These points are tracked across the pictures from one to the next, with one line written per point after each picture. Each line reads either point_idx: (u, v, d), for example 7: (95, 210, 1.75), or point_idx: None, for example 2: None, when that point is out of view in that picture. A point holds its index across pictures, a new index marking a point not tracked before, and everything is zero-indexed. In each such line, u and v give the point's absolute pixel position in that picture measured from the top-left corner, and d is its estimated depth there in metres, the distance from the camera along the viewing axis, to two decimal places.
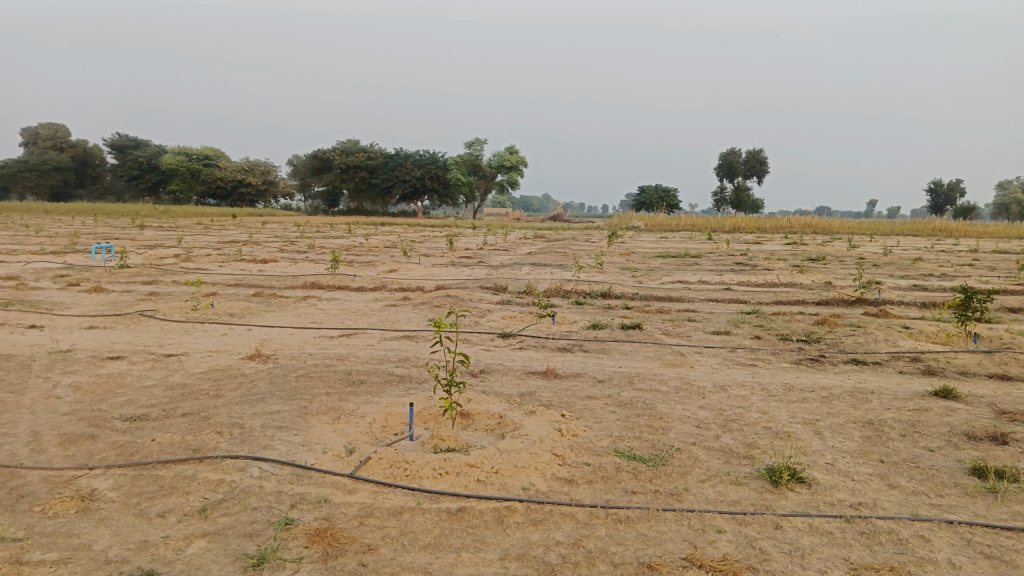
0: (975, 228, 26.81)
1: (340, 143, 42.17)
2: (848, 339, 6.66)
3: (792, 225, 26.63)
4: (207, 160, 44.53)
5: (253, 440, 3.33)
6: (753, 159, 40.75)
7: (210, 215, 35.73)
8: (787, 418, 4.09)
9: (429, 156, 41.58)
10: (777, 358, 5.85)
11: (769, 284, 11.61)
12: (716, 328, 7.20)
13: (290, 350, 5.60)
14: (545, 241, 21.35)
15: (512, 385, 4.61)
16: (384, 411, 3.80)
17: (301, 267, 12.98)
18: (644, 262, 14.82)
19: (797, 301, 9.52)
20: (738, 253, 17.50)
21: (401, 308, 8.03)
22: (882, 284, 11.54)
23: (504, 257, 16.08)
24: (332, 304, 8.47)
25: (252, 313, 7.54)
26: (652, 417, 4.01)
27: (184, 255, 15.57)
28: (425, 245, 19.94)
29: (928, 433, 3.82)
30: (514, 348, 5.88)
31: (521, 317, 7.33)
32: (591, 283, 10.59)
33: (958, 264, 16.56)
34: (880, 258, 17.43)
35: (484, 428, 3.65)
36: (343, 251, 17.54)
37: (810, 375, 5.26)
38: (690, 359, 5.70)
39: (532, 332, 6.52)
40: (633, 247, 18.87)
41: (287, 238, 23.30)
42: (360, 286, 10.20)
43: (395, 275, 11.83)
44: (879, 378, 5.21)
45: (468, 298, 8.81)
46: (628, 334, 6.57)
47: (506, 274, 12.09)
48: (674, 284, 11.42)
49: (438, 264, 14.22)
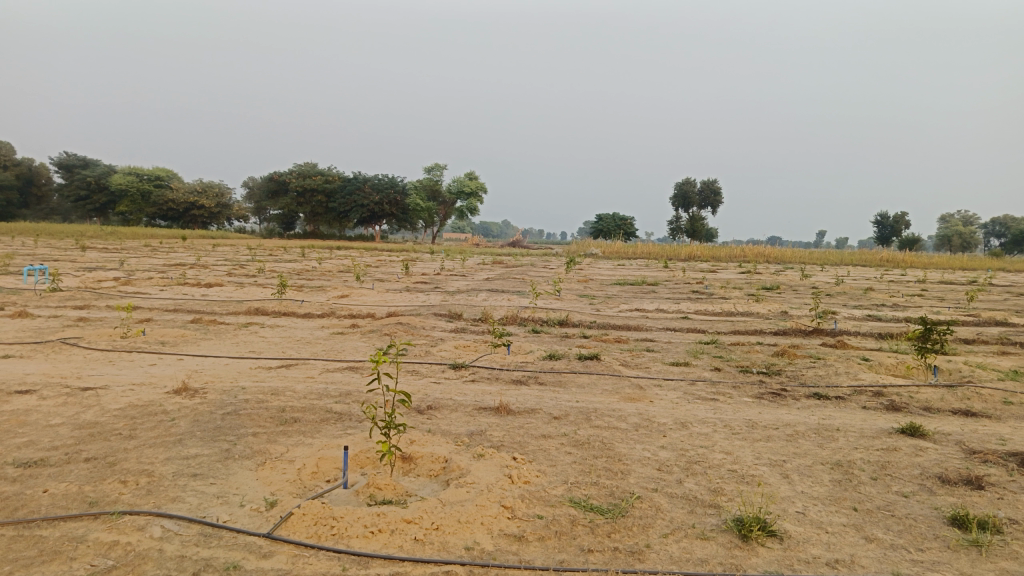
0: (920, 259, 27.48)
1: (296, 165, 41.55)
2: (809, 371, 6.49)
3: (747, 254, 26.89)
4: (159, 181, 43.40)
5: (161, 493, 2.93)
6: (708, 189, 41.41)
7: (159, 237, 34.69)
8: (752, 459, 3.83)
9: (388, 181, 41.21)
10: (738, 392, 5.63)
11: (727, 313, 11.52)
12: (675, 359, 6.97)
13: (221, 383, 5.17)
14: (502, 267, 21.15)
15: (460, 423, 4.27)
16: (316, 456, 3.44)
17: (247, 291, 12.46)
18: (602, 290, 14.67)
19: (755, 331, 9.40)
20: (695, 281, 17.49)
21: (348, 336, 7.63)
22: (837, 314, 11.54)
23: (461, 283, 15.77)
24: (275, 331, 8.03)
25: (188, 342, 7.07)
26: (610, 459, 3.72)
27: (124, 278, 14.87)
28: (380, 270, 19.53)
29: (901, 476, 3.60)
30: (465, 381, 5.55)
31: (474, 347, 7.01)
32: (548, 311, 10.34)
33: (908, 294, 16.81)
34: (833, 288, 17.63)
35: (427, 475, 3.32)
36: (294, 275, 17.02)
37: (773, 410, 5.05)
38: (649, 393, 5.44)
39: (485, 363, 6.20)
40: (591, 274, 18.74)
41: (238, 261, 22.60)
42: (308, 312, 9.76)
43: (346, 301, 11.41)
44: (843, 414, 5.02)
45: (420, 326, 8.46)
46: (585, 366, 6.30)
47: (461, 301, 11.76)
48: (632, 313, 11.24)
49: (392, 290, 13.83)
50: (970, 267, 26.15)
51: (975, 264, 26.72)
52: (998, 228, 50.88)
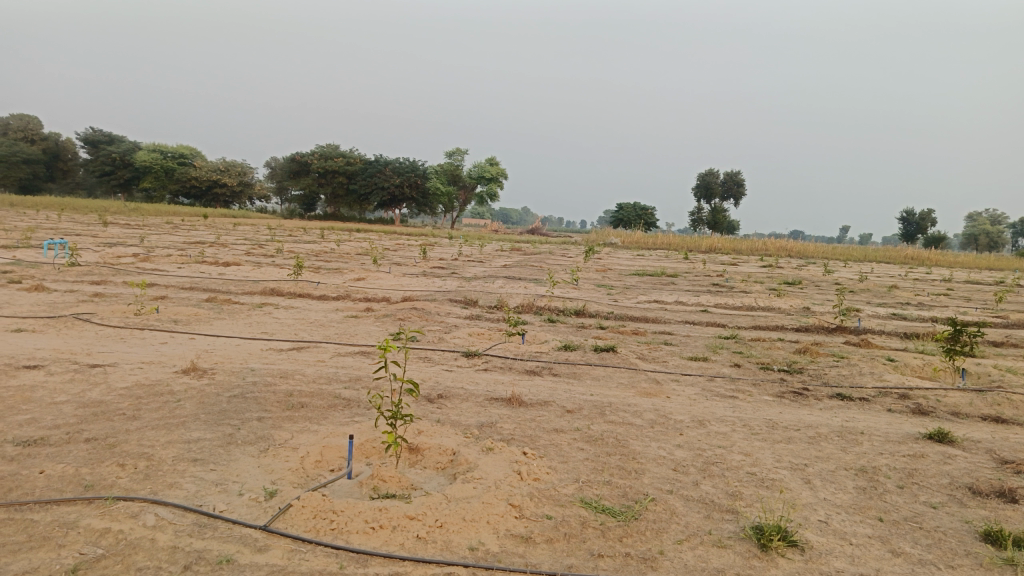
0: (946, 258, 26.96)
1: (318, 147, 41.57)
2: (832, 370, 6.31)
3: (769, 248, 26.51)
4: (182, 159, 43.60)
5: (158, 478, 2.84)
6: (731, 180, 40.92)
7: (181, 214, 34.89)
8: (773, 462, 3.68)
9: (409, 164, 41.11)
10: (758, 390, 5.46)
11: (748, 307, 11.30)
12: (693, 353, 6.81)
13: (230, 365, 5.09)
14: (521, 254, 21.01)
15: (470, 414, 4.16)
16: (320, 443, 3.35)
17: (264, 271, 12.42)
18: (620, 280, 14.51)
19: (776, 327, 9.19)
20: (714, 274, 17.24)
21: (362, 320, 7.53)
22: (861, 312, 11.29)
23: (478, 269, 15.64)
24: (289, 313, 7.96)
25: (201, 321, 7.01)
26: (623, 457, 3.58)
27: (143, 254, 14.89)
28: (398, 254, 19.46)
29: (929, 486, 3.44)
30: (478, 370, 5.43)
31: (489, 334, 6.89)
32: (566, 299, 10.20)
33: (933, 294, 16.46)
34: (856, 284, 17.31)
35: (433, 467, 3.21)
36: (312, 256, 16.99)
37: (795, 410, 4.88)
38: (666, 388, 5.29)
39: (499, 351, 6.08)
40: (610, 264, 18.54)
41: (258, 241, 22.62)
42: (323, 294, 9.69)
43: (362, 284, 11.34)
44: (867, 416, 4.84)
45: (434, 311, 8.35)
46: (601, 358, 6.15)
47: (477, 287, 11.64)
48: (650, 304, 11.07)
49: (409, 274, 13.74)
50: (997, 267, 25.62)
51: (1002, 264, 26.16)
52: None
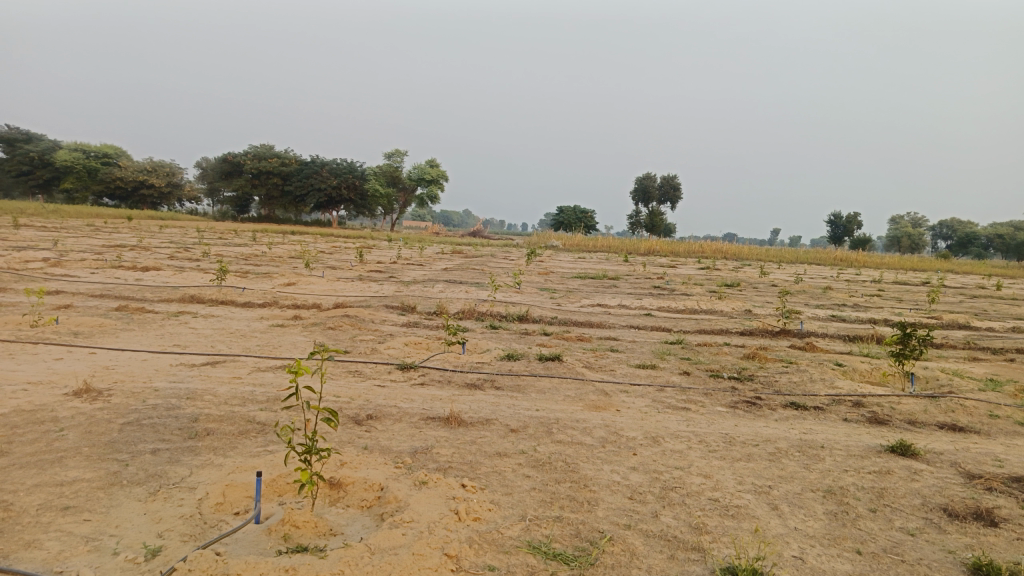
0: (873, 259, 27.73)
1: (252, 147, 40.27)
2: (783, 376, 6.10)
3: (706, 250, 26.73)
4: (106, 159, 41.50)
5: (13, 535, 2.31)
6: (667, 184, 41.36)
7: (104, 216, 33.21)
8: (735, 485, 3.37)
9: (347, 165, 40.19)
10: (710, 400, 5.18)
11: (691, 310, 11.14)
12: (641, 360, 6.51)
13: (130, 385, 4.50)
14: (462, 257, 20.56)
15: (403, 438, 3.73)
16: (224, 481, 2.87)
17: (187, 277, 11.65)
18: (562, 283, 14.20)
19: (721, 331, 9.01)
20: (655, 276, 17.14)
21: (288, 330, 6.98)
22: (801, 314, 11.26)
23: (416, 273, 15.09)
24: (209, 322, 7.34)
25: (106, 333, 6.35)
26: (574, 484, 3.21)
27: (54, 259, 13.85)
28: (334, 257, 18.73)
29: (902, 509, 3.17)
30: (413, 384, 4.98)
31: (426, 344, 6.44)
32: (508, 304, 9.83)
33: (867, 294, 16.72)
34: (793, 286, 17.50)
35: (357, 506, 2.78)
36: (241, 260, 16.19)
37: (750, 423, 4.61)
38: (616, 401, 4.96)
39: (437, 363, 5.64)
40: (551, 267, 18.26)
41: (185, 244, 21.54)
42: (248, 301, 9.05)
43: (292, 289, 10.72)
44: (825, 428, 4.61)
45: (368, 319, 7.85)
46: (545, 367, 5.78)
47: (415, 292, 11.16)
48: (594, 308, 10.78)
49: (344, 278, 13.13)
50: (920, 268, 26.41)
51: (926, 265, 27.03)
52: (945, 230, 51.95)
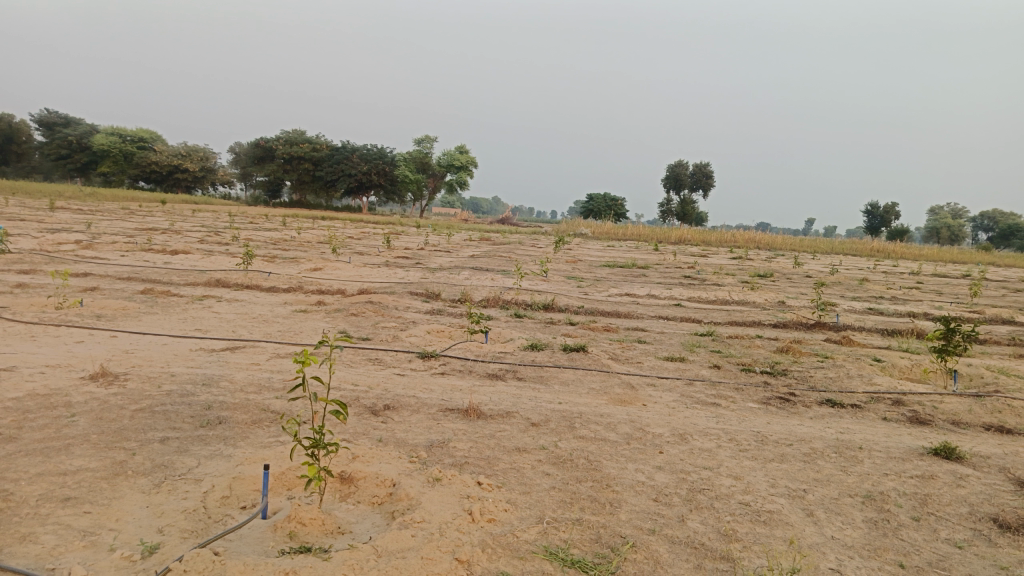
0: (911, 250, 27.00)
1: (284, 132, 40.50)
2: (818, 371, 5.86)
3: (737, 240, 26.26)
4: (141, 143, 42.05)
5: (9, 528, 2.23)
6: (699, 172, 40.72)
7: (140, 200, 33.66)
8: (767, 488, 3.19)
9: (377, 151, 40.24)
10: (741, 395, 4.98)
11: (722, 301, 10.86)
12: (670, 352, 6.31)
13: (147, 370, 4.44)
14: (490, 244, 20.41)
15: (420, 430, 3.60)
16: (231, 474, 2.77)
17: (215, 260, 11.68)
18: (591, 271, 13.99)
19: (753, 323, 8.76)
20: (686, 265, 16.83)
21: (310, 315, 6.90)
22: (837, 306, 10.92)
23: (444, 260, 14.99)
24: (232, 307, 7.29)
25: (129, 316, 6.33)
26: (596, 484, 3.05)
27: (86, 242, 13.99)
28: (362, 243, 18.71)
29: (947, 518, 2.97)
30: (433, 374, 4.86)
31: (448, 332, 6.31)
32: (534, 293, 9.66)
33: (904, 286, 16.24)
34: (828, 277, 17.06)
35: (368, 503, 2.66)
36: (270, 245, 16.23)
37: (784, 420, 4.41)
38: (642, 395, 4.78)
39: (459, 352, 5.51)
40: (579, 255, 18.04)
41: (215, 228, 21.72)
42: (273, 286, 9.01)
43: (318, 275, 10.67)
44: (863, 427, 4.38)
45: (392, 306, 7.74)
46: (570, 359, 5.62)
47: (441, 279, 11.05)
48: (622, 298, 10.58)
49: (370, 264, 13.07)
50: (960, 260, 25.65)
51: (966, 257, 26.24)
52: (986, 221, 50.49)
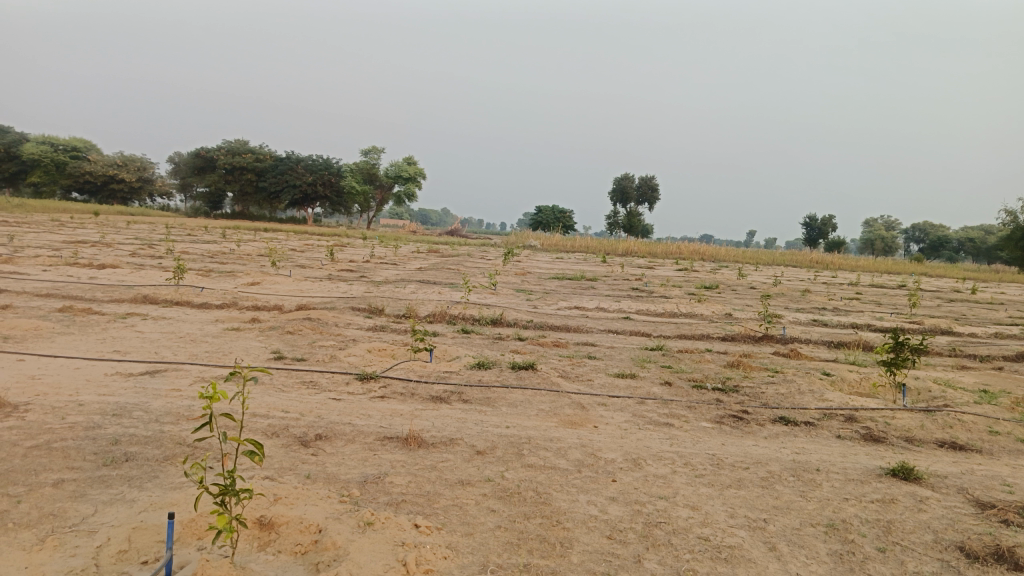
0: (849, 261, 27.69)
1: (226, 142, 39.46)
2: (770, 386, 5.75)
3: (683, 252, 26.51)
4: (74, 152, 40.37)
5: None
6: (645, 185, 41.14)
7: (71, 211, 32.25)
8: (726, 519, 3.00)
9: (323, 162, 39.52)
10: (694, 414, 4.81)
11: (670, 314, 10.79)
12: (620, 369, 6.13)
13: (52, 399, 4.02)
14: (437, 257, 20.10)
15: (354, 463, 3.31)
16: (132, 524, 2.43)
17: (145, 275, 11.08)
18: (539, 284, 13.82)
19: (702, 336, 8.68)
20: (634, 277, 16.83)
21: (243, 334, 6.51)
22: (783, 318, 10.96)
23: (389, 273, 14.63)
24: (158, 325, 6.83)
25: (41, 337, 5.83)
26: (545, 520, 2.81)
27: (6, 255, 13.16)
28: (304, 256, 18.17)
29: (913, 548, 2.82)
30: (372, 398, 4.55)
31: (390, 351, 6.01)
32: (481, 306, 9.41)
33: (845, 298, 16.55)
34: (771, 288, 17.29)
35: (289, 552, 2.36)
36: (207, 258, 15.59)
37: (739, 441, 4.25)
38: (593, 416, 4.56)
39: (400, 373, 5.21)
40: (527, 267, 17.84)
41: (150, 241, 20.85)
42: (206, 302, 8.53)
43: (256, 289, 10.21)
44: (818, 447, 4.25)
45: (332, 323, 7.38)
46: (518, 377, 5.37)
47: (385, 293, 10.70)
48: (570, 311, 10.41)
49: (312, 278, 12.62)
50: (895, 270, 26.43)
51: (901, 268, 27.03)
52: (918, 233, 52.35)
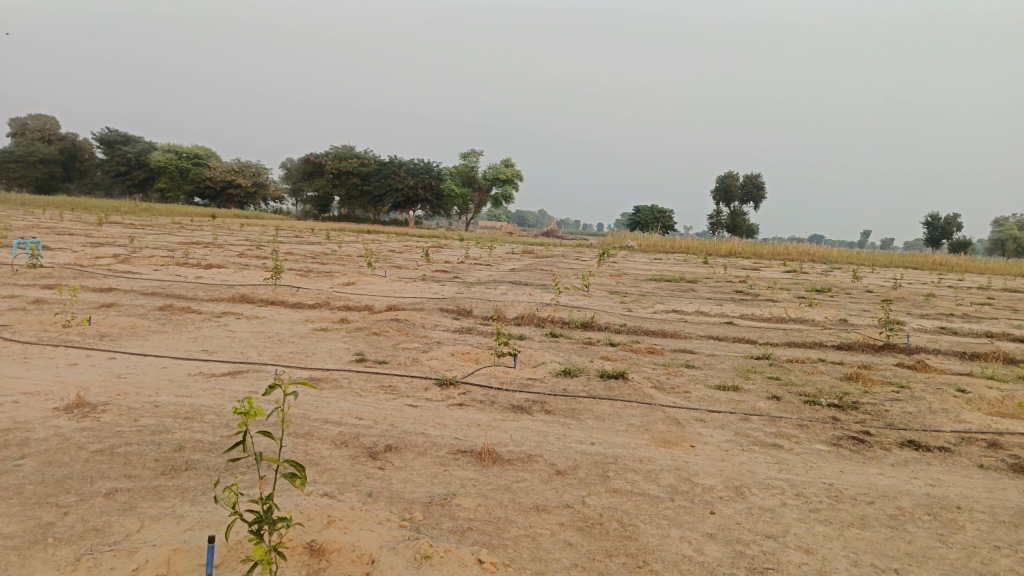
0: (976, 263, 25.49)
1: (333, 147, 40.78)
2: (894, 404, 5.10)
3: (791, 253, 25.17)
4: (196, 159, 42.79)
5: None
6: (750, 184, 39.51)
7: (192, 214, 34.12)
8: (848, 569, 2.53)
9: (424, 164, 40.18)
10: (806, 435, 4.28)
11: (777, 320, 10.06)
12: (721, 380, 5.63)
13: (129, 400, 3.98)
14: (533, 257, 19.87)
15: (421, 480, 3.04)
16: (173, 546, 2.25)
17: (247, 275, 11.36)
18: (635, 286, 13.32)
19: (814, 344, 7.99)
20: (737, 279, 16.02)
21: (329, 335, 6.43)
22: (905, 325, 10.01)
23: (483, 274, 14.49)
24: (249, 325, 6.87)
25: (136, 335, 5.94)
26: (630, 560, 2.44)
27: (125, 255, 13.87)
28: (401, 256, 18.37)
29: None
30: (450, 405, 4.29)
31: (474, 355, 5.75)
32: (573, 309, 9.05)
33: (976, 303, 15.11)
34: (890, 292, 16.02)
35: None
36: (309, 258, 15.95)
37: (860, 468, 3.71)
38: (689, 434, 4.12)
39: (482, 379, 4.93)
40: (624, 269, 17.31)
41: (259, 242, 21.64)
42: (299, 302, 8.58)
43: (350, 290, 10.24)
44: (958, 478, 3.66)
45: (419, 324, 7.23)
46: (607, 387, 4.99)
47: (476, 294, 10.51)
48: (668, 315, 9.89)
49: (406, 278, 12.63)
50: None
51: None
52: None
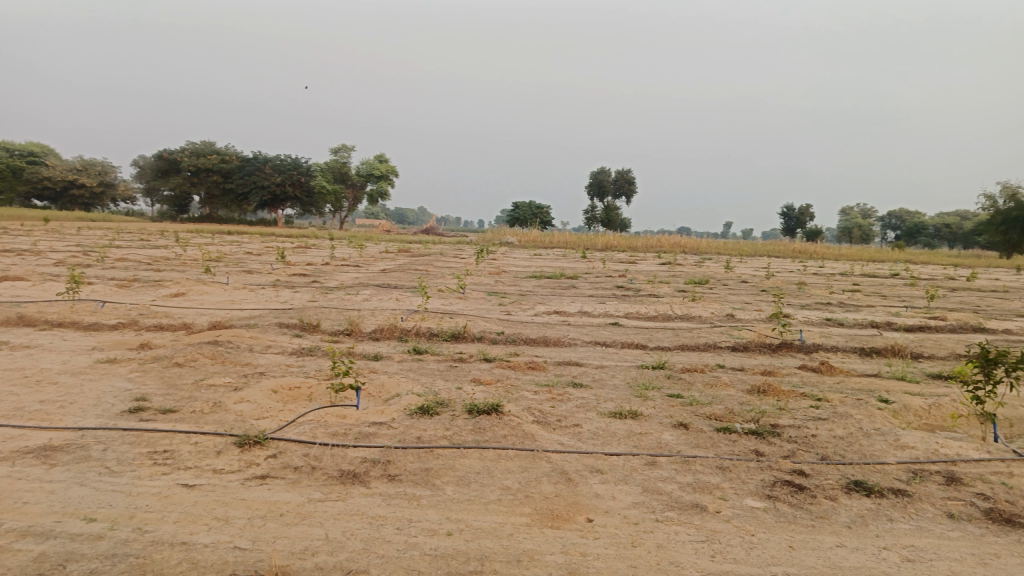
0: (833, 250, 26.37)
1: (191, 143, 37.36)
2: (820, 426, 4.22)
3: (664, 244, 25.11)
4: (33, 157, 38.13)
5: None
6: (622, 179, 39.76)
7: (23, 219, 30.05)
8: None
9: (291, 160, 37.68)
10: (732, 484, 3.29)
11: (665, 318, 9.26)
12: (617, 404, 4.59)
13: None
14: (407, 256, 18.51)
15: None
16: None
17: (51, 289, 9.31)
18: (514, 285, 12.28)
19: (709, 347, 7.17)
20: (617, 274, 15.39)
21: (115, 370, 4.87)
22: (792, 319, 9.49)
23: (348, 276, 13.02)
24: (9, 360, 5.16)
25: None
26: None
27: None
28: (258, 260, 16.38)
29: None
30: (248, 481, 2.96)
31: (305, 391, 4.40)
32: (441, 316, 7.81)
33: (846, 290, 15.17)
34: (765, 282, 15.91)
35: None
36: (146, 265, 13.82)
37: (816, 541, 2.70)
38: (585, 498, 3.02)
39: (305, 431, 3.61)
40: (502, 266, 16.23)
41: (94, 247, 18.95)
42: (100, 323, 6.83)
43: (177, 302, 8.52)
44: (940, 543, 2.73)
45: (244, 347, 5.76)
46: (476, 428, 3.81)
47: (332, 302, 9.09)
48: (550, 317, 8.88)
49: (254, 285, 10.96)
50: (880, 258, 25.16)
51: (887, 256, 25.74)
52: (895, 220, 51.08)
